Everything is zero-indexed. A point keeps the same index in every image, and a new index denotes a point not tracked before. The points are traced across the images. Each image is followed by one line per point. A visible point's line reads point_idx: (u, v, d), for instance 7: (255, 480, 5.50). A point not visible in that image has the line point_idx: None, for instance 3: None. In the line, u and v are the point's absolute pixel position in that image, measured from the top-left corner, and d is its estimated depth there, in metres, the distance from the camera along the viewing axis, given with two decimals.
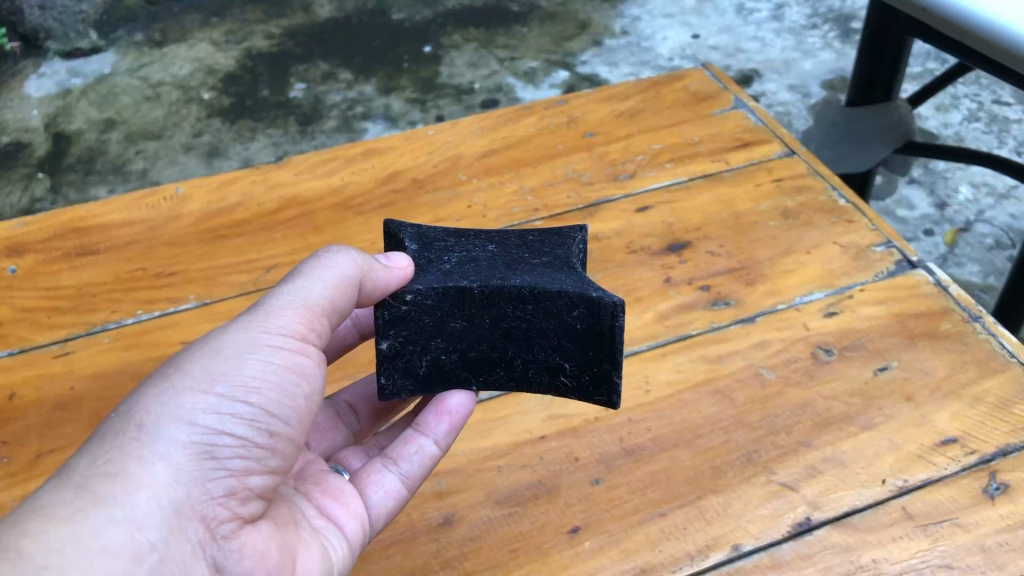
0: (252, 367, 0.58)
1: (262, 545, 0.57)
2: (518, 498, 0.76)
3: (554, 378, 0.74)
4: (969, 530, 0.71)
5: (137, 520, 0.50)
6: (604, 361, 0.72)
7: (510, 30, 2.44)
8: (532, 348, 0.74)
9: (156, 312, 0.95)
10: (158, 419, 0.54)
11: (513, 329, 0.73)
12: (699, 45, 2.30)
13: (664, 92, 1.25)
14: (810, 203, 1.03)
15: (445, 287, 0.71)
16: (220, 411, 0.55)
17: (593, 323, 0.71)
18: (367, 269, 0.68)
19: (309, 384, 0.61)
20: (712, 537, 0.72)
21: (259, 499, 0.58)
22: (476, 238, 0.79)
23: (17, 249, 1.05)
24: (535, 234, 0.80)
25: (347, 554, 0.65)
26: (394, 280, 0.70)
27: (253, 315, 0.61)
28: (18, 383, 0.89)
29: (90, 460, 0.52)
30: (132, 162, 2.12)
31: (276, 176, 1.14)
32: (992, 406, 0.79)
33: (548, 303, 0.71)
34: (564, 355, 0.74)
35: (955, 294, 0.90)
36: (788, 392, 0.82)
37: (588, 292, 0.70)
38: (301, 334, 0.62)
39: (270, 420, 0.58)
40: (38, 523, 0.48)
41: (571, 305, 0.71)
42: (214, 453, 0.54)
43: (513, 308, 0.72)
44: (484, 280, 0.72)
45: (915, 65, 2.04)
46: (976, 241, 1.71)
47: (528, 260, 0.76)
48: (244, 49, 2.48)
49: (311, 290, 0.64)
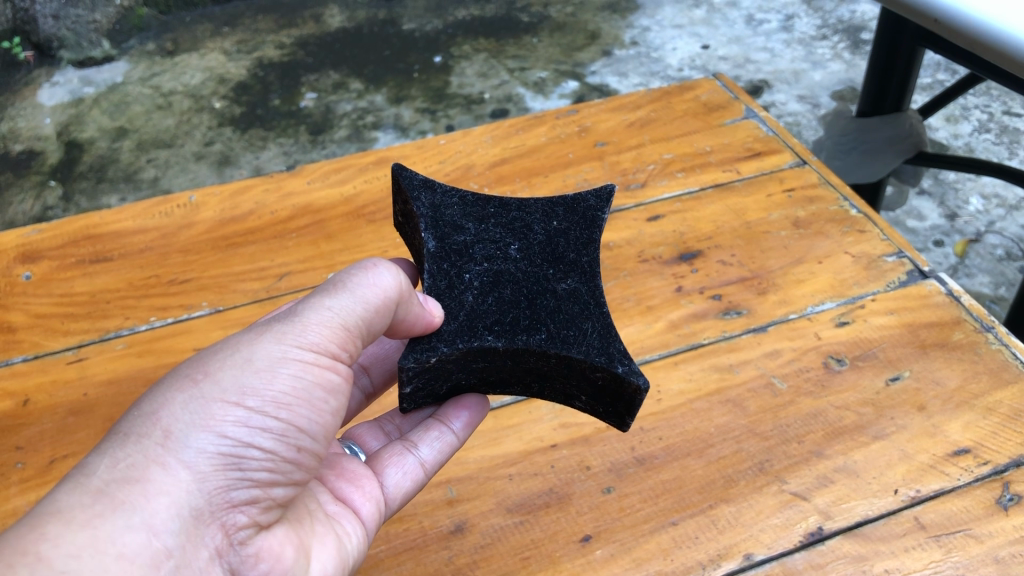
0: (283, 382, 0.57)
1: (278, 549, 0.58)
2: (529, 506, 0.76)
3: (569, 401, 0.73)
4: (983, 541, 0.70)
5: (155, 527, 0.51)
6: (620, 411, 0.70)
7: (521, 40, 2.46)
8: (551, 382, 0.72)
9: (169, 319, 0.95)
10: (185, 427, 0.54)
11: (534, 371, 0.71)
12: (709, 56, 2.31)
13: (675, 102, 1.25)
14: (821, 213, 1.03)
15: (470, 348, 0.67)
16: (248, 425, 0.55)
17: (617, 390, 0.68)
18: (408, 295, 0.65)
19: (335, 400, 0.61)
20: (724, 546, 0.72)
21: (278, 506, 0.59)
22: (498, 240, 0.76)
23: (31, 256, 1.06)
24: (561, 216, 0.79)
25: (362, 539, 0.66)
26: (421, 322, 0.67)
27: (287, 323, 0.60)
28: (33, 389, 0.90)
29: (111, 462, 0.52)
30: (144, 170, 2.14)
31: (289, 184, 1.14)
32: (1004, 417, 0.79)
33: (573, 365, 0.68)
34: (582, 393, 0.72)
35: (967, 304, 0.89)
36: (799, 402, 0.82)
37: (614, 366, 0.67)
38: (333, 352, 0.61)
39: (298, 435, 0.58)
40: (56, 526, 0.48)
41: (596, 373, 0.68)
42: (239, 464, 0.55)
43: (536, 360, 0.69)
44: (511, 338, 0.68)
45: (925, 76, 2.04)
46: (987, 252, 1.70)
47: (552, 284, 0.73)
48: (256, 58, 2.49)
49: (351, 309, 0.62)
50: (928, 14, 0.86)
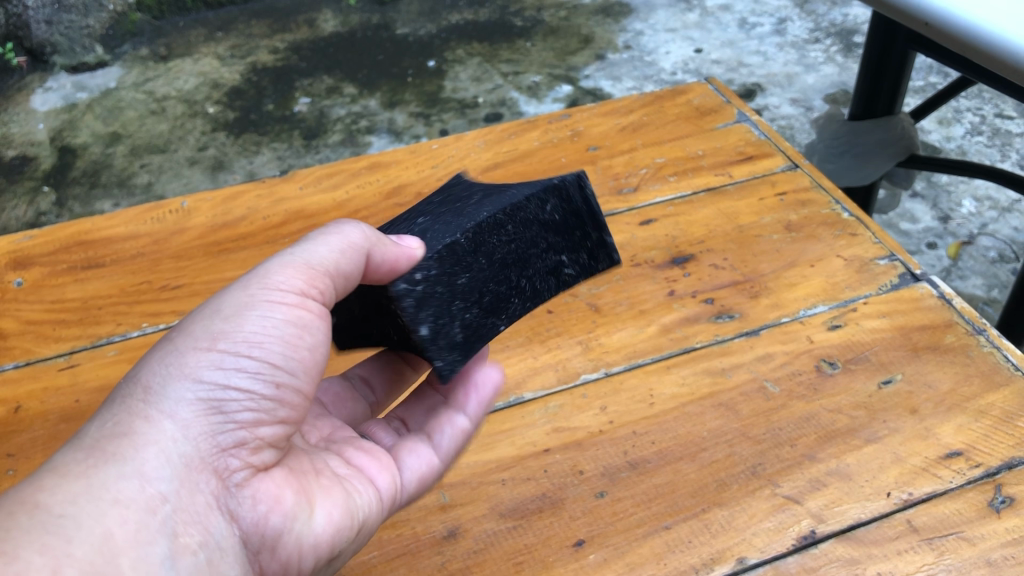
0: (253, 323, 0.58)
1: (276, 491, 0.57)
2: (522, 511, 0.76)
3: (560, 275, 0.76)
4: (975, 544, 0.70)
5: (146, 473, 0.52)
6: (590, 231, 0.77)
7: (514, 45, 2.46)
8: (530, 263, 0.74)
9: (161, 325, 0.95)
10: (164, 379, 0.55)
11: (510, 258, 0.73)
12: (702, 60, 2.31)
13: (667, 106, 1.26)
14: (813, 216, 1.03)
15: (437, 253, 0.68)
16: (223, 367, 0.56)
17: (569, 206, 0.76)
18: (376, 243, 0.65)
19: (313, 336, 0.61)
20: (716, 551, 0.72)
21: (272, 449, 0.59)
22: (404, 224, 0.77)
23: (23, 262, 1.06)
24: (435, 198, 0.83)
25: (374, 500, 0.65)
26: (404, 259, 0.66)
27: (252, 277, 0.61)
28: (24, 396, 0.90)
29: (100, 424, 0.54)
30: (138, 175, 2.13)
31: (281, 190, 1.14)
32: (995, 420, 0.79)
33: (525, 215, 0.73)
34: (561, 251, 0.76)
35: (959, 307, 0.90)
36: (791, 406, 0.82)
37: (551, 185, 0.75)
38: (299, 289, 0.61)
39: (275, 371, 0.58)
40: (52, 479, 0.49)
41: (546, 203, 0.75)
42: (221, 408, 0.56)
43: (497, 237, 0.72)
44: (460, 228, 0.70)
45: (917, 80, 2.05)
46: (980, 254, 1.71)
47: (468, 204, 0.76)
48: (249, 63, 2.49)
49: (315, 252, 0.63)
50: (923, 18, 0.85)
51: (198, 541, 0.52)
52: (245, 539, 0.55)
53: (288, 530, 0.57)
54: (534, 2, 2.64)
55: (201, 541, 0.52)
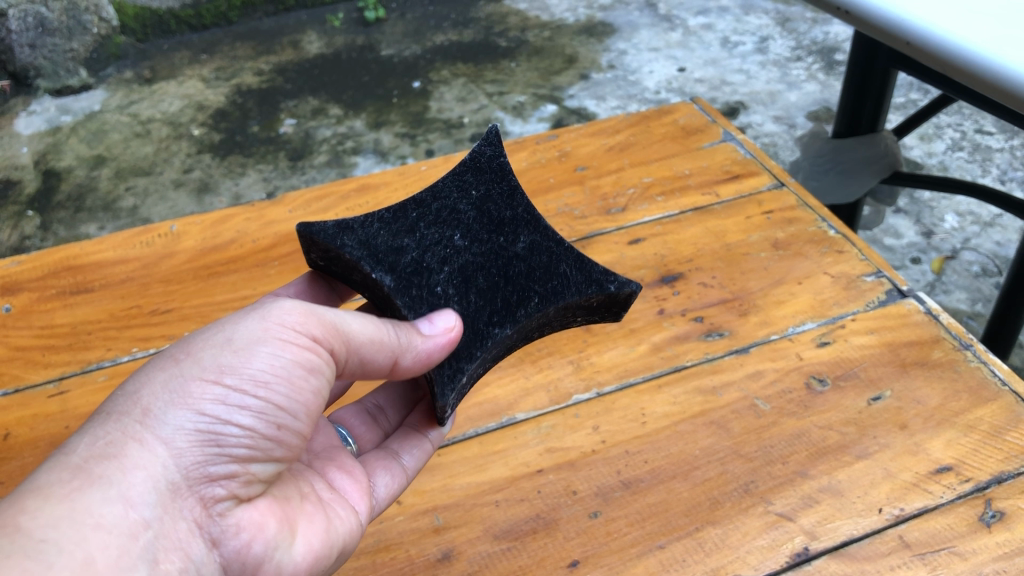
0: (262, 361, 0.57)
1: (260, 519, 0.57)
2: (516, 532, 0.76)
3: (568, 325, 0.80)
4: (967, 558, 0.71)
5: (131, 499, 0.51)
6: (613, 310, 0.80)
7: (499, 65, 2.47)
8: (550, 325, 0.78)
9: (151, 350, 0.95)
10: (162, 405, 0.54)
11: (537, 328, 0.77)
12: (686, 78, 2.33)
13: (653, 126, 1.27)
14: (800, 234, 1.04)
15: (487, 347, 0.71)
16: (226, 403, 0.55)
17: (608, 299, 0.77)
18: (405, 345, 0.65)
19: (319, 380, 0.60)
20: (712, 568, 0.72)
21: (261, 479, 0.58)
22: (439, 233, 0.76)
23: (11, 289, 1.06)
24: (474, 184, 0.80)
25: (356, 529, 0.65)
26: (435, 349, 0.67)
27: (270, 307, 0.60)
28: (13, 423, 0.89)
29: (91, 440, 0.53)
30: (122, 199, 2.12)
31: (270, 213, 1.14)
32: (984, 434, 0.80)
33: (569, 307, 0.75)
34: (580, 316, 0.79)
35: (945, 322, 0.91)
36: (783, 423, 0.83)
37: (607, 287, 0.75)
38: (314, 333, 0.60)
39: (278, 413, 0.57)
40: (34, 500, 0.48)
41: (591, 300, 0.76)
42: (216, 441, 0.55)
43: (537, 322, 0.75)
44: (511, 319, 0.73)
45: (898, 97, 2.08)
46: (964, 269, 1.72)
47: (512, 252, 0.76)
48: (234, 85, 2.50)
49: (347, 320, 0.63)
50: (904, 36, 0.86)
51: (178, 569, 0.52)
52: (225, 565, 0.55)
53: (266, 558, 0.57)
54: (518, 23, 2.66)
55: (181, 568, 0.52)
